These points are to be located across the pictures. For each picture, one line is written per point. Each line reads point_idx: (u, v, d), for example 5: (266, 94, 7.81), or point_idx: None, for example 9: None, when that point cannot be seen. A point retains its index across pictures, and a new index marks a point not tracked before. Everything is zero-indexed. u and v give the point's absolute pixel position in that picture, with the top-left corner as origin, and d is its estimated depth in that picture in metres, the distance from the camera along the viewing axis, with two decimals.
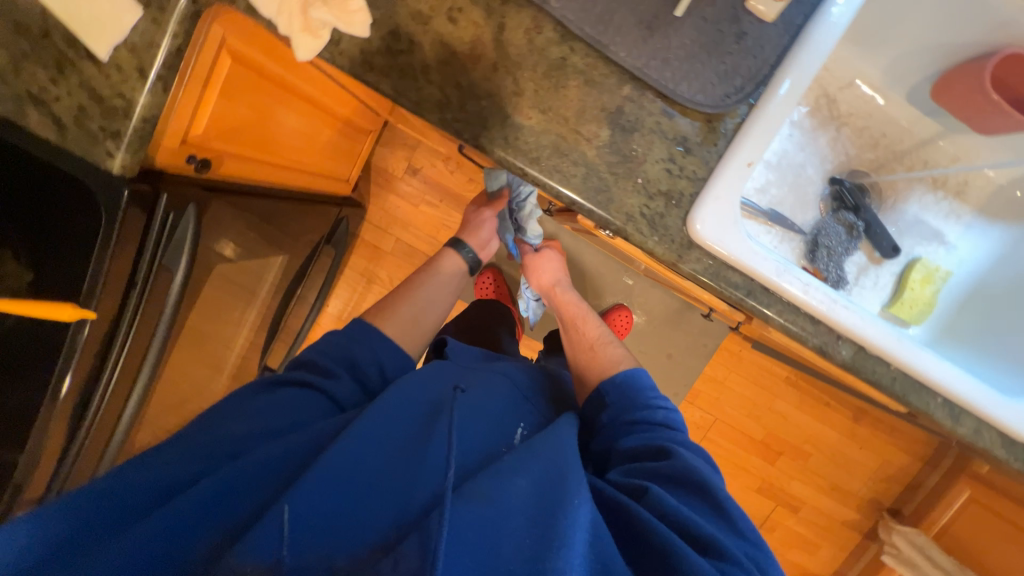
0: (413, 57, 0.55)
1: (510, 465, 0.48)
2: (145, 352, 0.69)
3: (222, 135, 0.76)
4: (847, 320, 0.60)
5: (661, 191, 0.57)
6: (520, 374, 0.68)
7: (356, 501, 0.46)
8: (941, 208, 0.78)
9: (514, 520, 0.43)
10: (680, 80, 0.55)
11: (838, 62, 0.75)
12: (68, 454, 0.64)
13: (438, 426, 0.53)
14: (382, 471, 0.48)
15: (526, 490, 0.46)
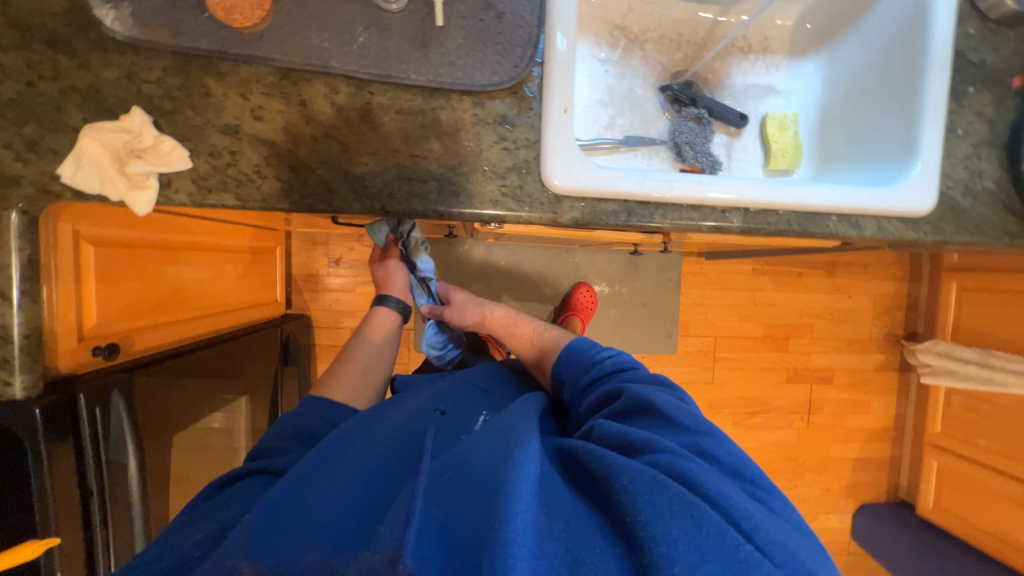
0: (240, 163, 0.58)
1: (466, 444, 0.55)
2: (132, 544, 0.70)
3: (121, 315, 0.77)
4: (701, 184, 0.65)
5: (510, 168, 0.62)
6: (474, 383, 0.78)
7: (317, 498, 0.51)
8: (760, 66, 0.86)
9: (468, 473, 0.50)
10: (472, 72, 0.60)
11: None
12: None
13: (401, 437, 0.60)
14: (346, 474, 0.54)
15: (479, 451, 0.53)
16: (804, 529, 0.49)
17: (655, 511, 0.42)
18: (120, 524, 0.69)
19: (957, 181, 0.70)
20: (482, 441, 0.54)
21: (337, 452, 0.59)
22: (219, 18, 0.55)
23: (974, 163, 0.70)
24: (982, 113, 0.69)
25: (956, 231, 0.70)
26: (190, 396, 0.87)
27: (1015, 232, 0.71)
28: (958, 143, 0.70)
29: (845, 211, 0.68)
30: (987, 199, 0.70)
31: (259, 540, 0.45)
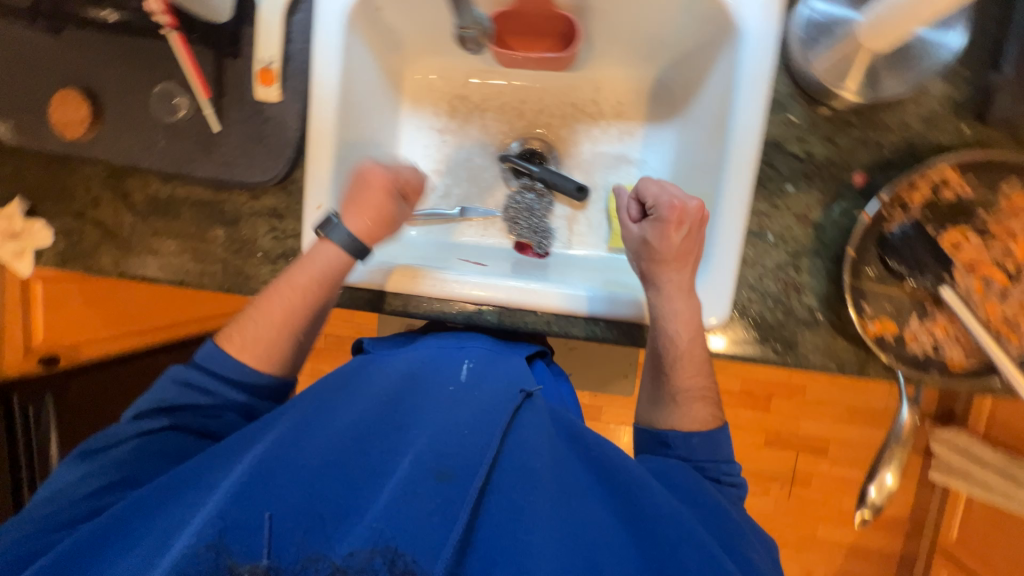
0: (85, 240, 0.74)
1: (457, 402, 0.54)
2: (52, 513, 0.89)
3: (69, 332, 1.01)
4: (456, 281, 0.67)
5: (279, 255, 0.69)
6: (454, 339, 0.67)
7: (295, 446, 0.50)
8: (612, 134, 0.79)
9: (466, 443, 0.50)
10: (244, 171, 0.67)
11: (438, 80, 0.81)
12: None
13: (381, 382, 0.58)
14: (319, 416, 0.53)
15: (476, 421, 0.52)
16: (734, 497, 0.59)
17: (663, 509, 0.49)
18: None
19: (762, 294, 0.59)
20: (503, 410, 0.53)
21: (312, 398, 0.56)
22: (59, 132, 0.69)
23: (788, 275, 0.59)
24: (804, 216, 0.58)
25: (759, 349, 0.60)
26: None
27: (845, 361, 0.59)
28: (766, 251, 0.59)
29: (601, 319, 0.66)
30: (809, 317, 0.59)
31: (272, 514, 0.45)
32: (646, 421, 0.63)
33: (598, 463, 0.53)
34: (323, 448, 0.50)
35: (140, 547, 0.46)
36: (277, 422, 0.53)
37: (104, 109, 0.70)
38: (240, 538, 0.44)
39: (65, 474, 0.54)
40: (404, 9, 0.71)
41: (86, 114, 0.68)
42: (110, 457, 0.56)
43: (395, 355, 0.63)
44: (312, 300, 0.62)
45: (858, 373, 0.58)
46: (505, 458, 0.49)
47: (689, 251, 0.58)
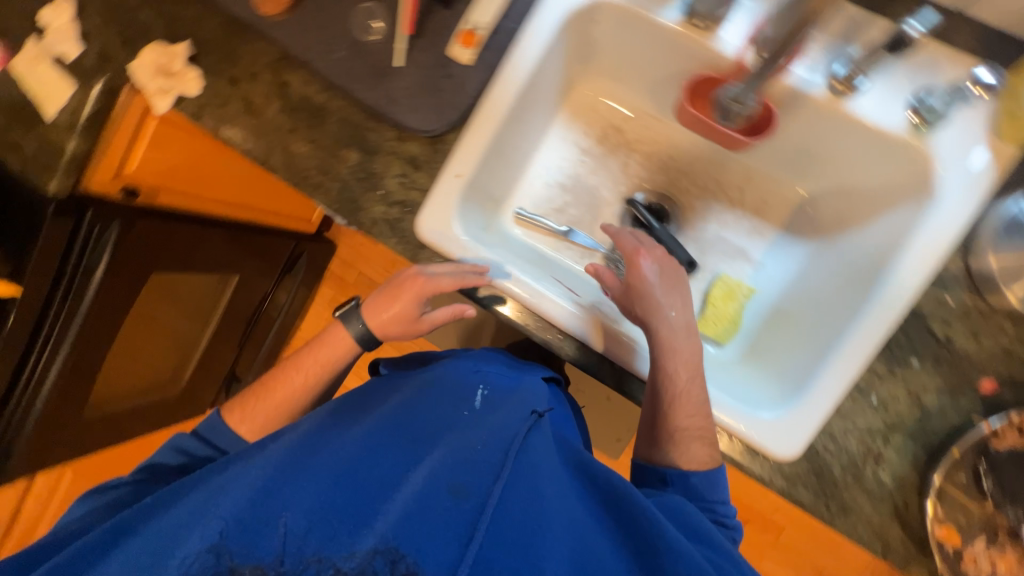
0: (226, 106, 0.75)
1: (470, 420, 0.56)
2: (71, 330, 0.91)
3: (157, 174, 1.02)
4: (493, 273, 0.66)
5: (398, 201, 0.69)
6: (472, 363, 0.69)
7: (300, 456, 0.53)
8: (741, 226, 0.79)
9: (481, 457, 0.49)
10: (405, 112, 0.68)
11: (606, 104, 0.81)
12: (16, 393, 0.90)
13: (398, 400, 0.62)
14: (330, 428, 0.57)
15: (489, 437, 0.52)
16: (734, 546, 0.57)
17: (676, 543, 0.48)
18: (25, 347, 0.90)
19: (841, 450, 0.58)
20: (518, 430, 0.54)
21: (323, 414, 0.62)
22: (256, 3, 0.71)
23: (871, 442, 0.57)
24: (918, 395, 0.57)
25: (815, 499, 0.58)
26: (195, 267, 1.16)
27: (893, 550, 0.57)
28: (862, 411, 0.57)
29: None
30: (878, 492, 0.57)
31: (281, 512, 0.46)
32: (643, 457, 0.63)
33: (607, 494, 0.54)
34: (330, 450, 0.52)
35: (134, 551, 0.49)
36: (288, 435, 0.58)
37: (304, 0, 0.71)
38: (241, 539, 0.45)
39: (71, 511, 0.62)
40: (620, 30, 0.69)
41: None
42: (107, 498, 0.62)
43: (410, 381, 0.68)
44: (312, 384, 0.71)
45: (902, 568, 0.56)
46: (515, 473, 0.48)
47: (674, 282, 0.64)
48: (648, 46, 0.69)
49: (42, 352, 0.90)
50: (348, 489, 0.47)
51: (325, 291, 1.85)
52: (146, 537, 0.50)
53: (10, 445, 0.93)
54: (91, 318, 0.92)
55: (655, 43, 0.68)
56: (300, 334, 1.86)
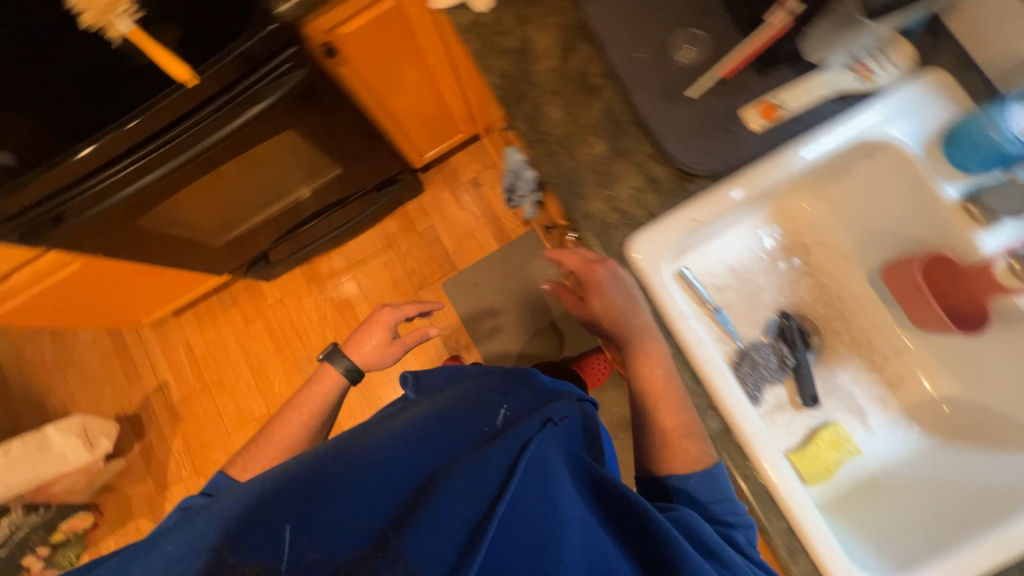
0: (503, 37, 0.75)
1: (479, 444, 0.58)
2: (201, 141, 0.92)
3: (356, 47, 1.00)
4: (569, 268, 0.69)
5: (620, 210, 0.69)
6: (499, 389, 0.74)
7: (311, 467, 0.58)
8: (871, 390, 0.81)
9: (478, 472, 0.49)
10: (674, 140, 0.68)
11: (806, 211, 0.84)
12: (114, 167, 0.89)
13: (418, 421, 0.66)
14: (349, 443, 0.63)
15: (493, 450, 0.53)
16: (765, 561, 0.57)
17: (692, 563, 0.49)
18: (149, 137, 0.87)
19: None
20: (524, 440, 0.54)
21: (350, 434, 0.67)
22: None
23: None
24: None
25: None
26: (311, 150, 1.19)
27: None
28: None
29: (772, 490, 0.63)
30: None
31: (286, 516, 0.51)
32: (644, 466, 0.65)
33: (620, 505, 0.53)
34: (344, 459, 0.58)
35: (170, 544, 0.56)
36: (310, 452, 0.64)
37: None
38: (243, 545, 0.50)
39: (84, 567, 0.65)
40: (883, 176, 0.75)
41: None
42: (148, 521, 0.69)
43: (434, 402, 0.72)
44: (307, 420, 0.86)
45: None
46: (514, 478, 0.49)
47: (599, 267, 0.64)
48: (899, 198, 0.75)
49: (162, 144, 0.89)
50: (346, 504, 0.51)
51: (389, 222, 1.81)
52: (177, 537, 0.56)
53: (78, 210, 0.94)
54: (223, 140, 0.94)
55: (908, 199, 0.74)
56: (343, 249, 1.81)
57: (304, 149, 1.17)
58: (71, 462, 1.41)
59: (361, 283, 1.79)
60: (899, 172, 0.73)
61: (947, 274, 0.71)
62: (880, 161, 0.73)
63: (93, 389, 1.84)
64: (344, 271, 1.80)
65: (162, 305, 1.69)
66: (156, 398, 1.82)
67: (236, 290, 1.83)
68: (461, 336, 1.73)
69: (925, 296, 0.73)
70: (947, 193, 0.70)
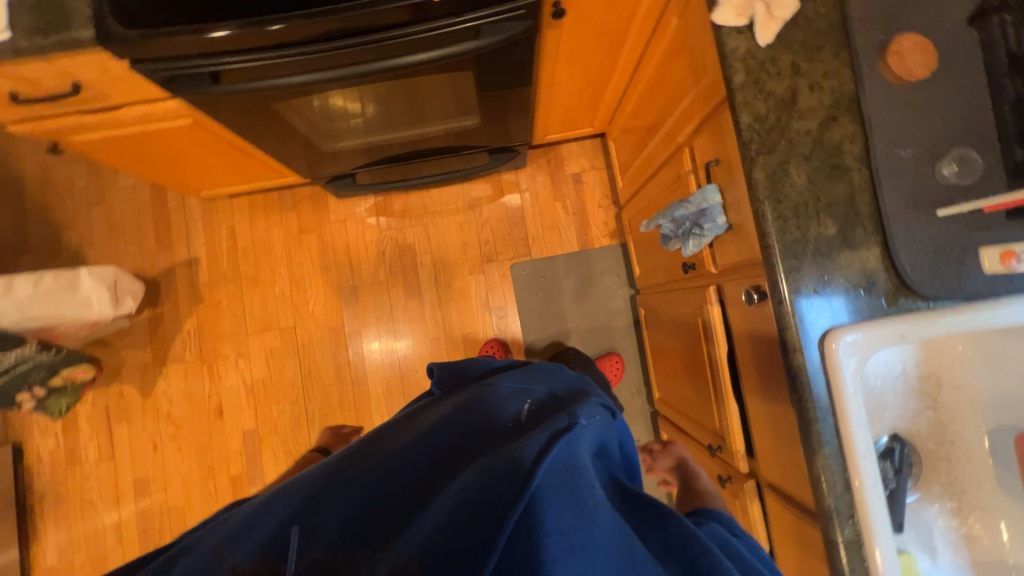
0: (769, 80, 0.71)
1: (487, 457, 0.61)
2: (398, 55, 0.86)
3: (574, 16, 0.94)
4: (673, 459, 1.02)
5: (829, 299, 0.68)
6: (518, 390, 0.80)
7: (336, 483, 0.64)
8: (950, 533, 0.84)
9: (489, 485, 0.56)
10: (908, 251, 0.67)
11: (958, 351, 0.84)
12: (298, 48, 0.82)
13: (439, 431, 0.71)
14: (374, 455, 0.69)
15: (499, 469, 0.58)
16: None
17: None
18: (344, 34, 0.81)
19: None
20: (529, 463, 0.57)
21: (380, 442, 0.73)
22: (886, 48, 0.69)
23: None
24: None
25: None
26: (465, 94, 1.13)
27: None
28: None
29: None
30: None
31: (309, 532, 0.57)
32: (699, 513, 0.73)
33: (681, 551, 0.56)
34: (366, 481, 0.63)
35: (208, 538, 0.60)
36: (338, 462, 0.70)
37: (915, 87, 0.69)
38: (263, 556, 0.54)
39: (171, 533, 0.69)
40: None
41: (914, 73, 0.68)
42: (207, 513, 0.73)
43: (459, 406, 0.77)
44: None
45: None
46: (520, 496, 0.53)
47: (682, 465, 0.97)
48: None
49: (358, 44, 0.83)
50: (368, 495, 0.61)
51: (478, 185, 1.74)
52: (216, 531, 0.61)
53: (239, 77, 0.87)
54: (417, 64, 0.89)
55: None
56: (423, 193, 1.74)
57: (465, 92, 1.12)
58: (95, 312, 1.34)
59: (430, 234, 1.73)
60: None
61: None
62: None
63: (118, 240, 1.72)
64: (418, 215, 1.74)
65: (225, 184, 1.59)
66: (181, 272, 1.72)
67: (300, 194, 1.74)
68: (511, 321, 1.70)
69: None
70: None
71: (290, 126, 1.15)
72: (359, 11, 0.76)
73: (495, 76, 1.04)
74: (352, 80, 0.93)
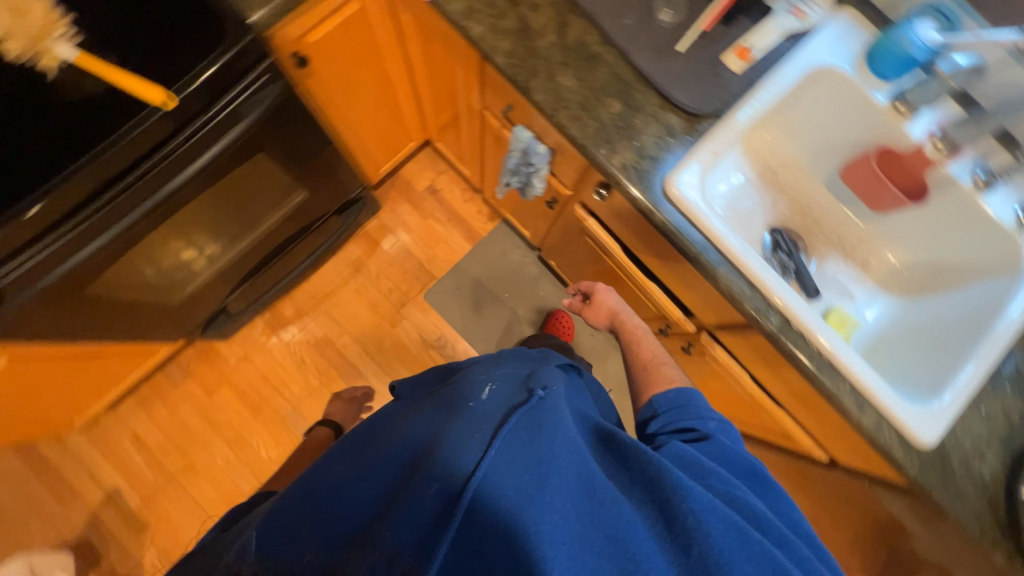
0: (500, 20, 0.78)
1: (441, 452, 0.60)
2: (173, 176, 0.83)
3: (322, 56, 0.96)
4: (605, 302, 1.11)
5: (649, 157, 0.77)
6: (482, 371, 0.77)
7: (299, 506, 0.62)
8: (851, 272, 0.99)
9: (443, 482, 0.56)
10: (678, 88, 0.78)
11: (767, 140, 0.99)
12: (63, 225, 0.76)
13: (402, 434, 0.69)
14: (339, 465, 0.68)
15: (456, 465, 0.57)
16: (779, 493, 0.69)
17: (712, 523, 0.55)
18: (105, 185, 0.77)
19: (958, 445, 0.75)
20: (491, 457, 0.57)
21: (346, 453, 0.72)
22: None
23: (980, 446, 0.75)
24: (1006, 415, 0.77)
25: (938, 482, 0.73)
26: (272, 174, 1.12)
27: (985, 532, 0.72)
28: (974, 418, 0.76)
29: (832, 358, 0.74)
30: (979, 483, 0.73)
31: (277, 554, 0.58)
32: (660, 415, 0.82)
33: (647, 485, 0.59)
34: (327, 494, 0.62)
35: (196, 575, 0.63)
36: (308, 475, 0.69)
37: None
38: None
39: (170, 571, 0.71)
40: (823, 94, 0.89)
41: None
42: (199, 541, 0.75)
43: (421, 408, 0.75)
44: None
45: (989, 547, 0.71)
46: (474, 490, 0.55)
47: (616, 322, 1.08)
48: (837, 113, 0.91)
49: (126, 187, 0.79)
50: (335, 509, 0.60)
51: (351, 247, 1.72)
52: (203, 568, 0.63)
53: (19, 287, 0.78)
54: (198, 173, 0.86)
55: (845, 112, 0.90)
56: (305, 285, 1.68)
57: (270, 172, 1.10)
58: None
59: (336, 316, 1.67)
60: (836, 91, 0.88)
61: (891, 163, 0.89)
62: (820, 84, 0.88)
63: (12, 529, 1.46)
64: (314, 308, 1.67)
65: (97, 397, 1.42)
66: (105, 513, 1.50)
67: (186, 360, 1.59)
68: (456, 344, 1.69)
69: (882, 184, 0.89)
70: (877, 101, 0.86)
71: (123, 305, 1.06)
72: (100, 157, 0.72)
73: (287, 144, 1.04)
74: (146, 225, 0.88)
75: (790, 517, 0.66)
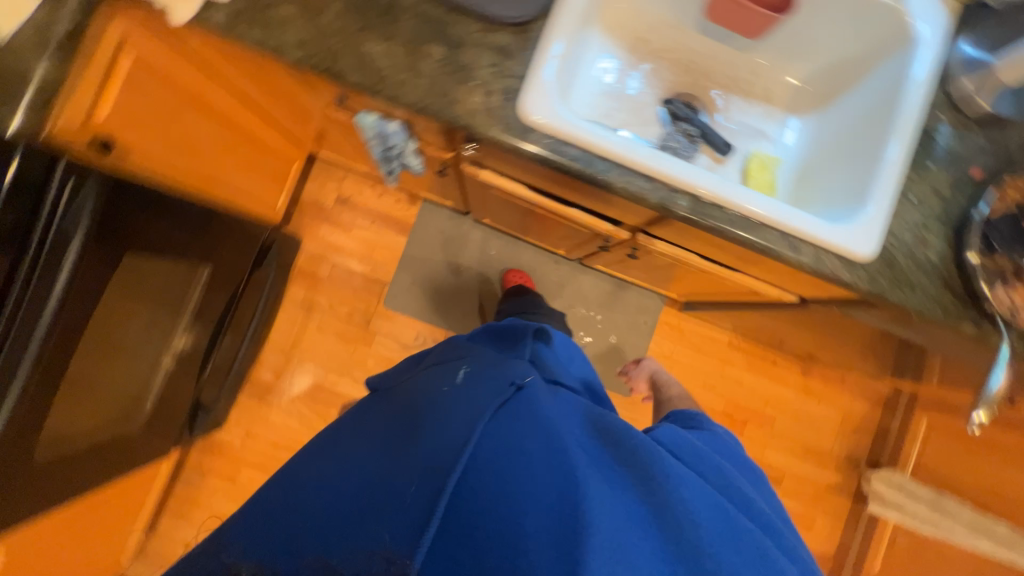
0: (273, 11, 0.68)
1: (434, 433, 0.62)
2: (36, 330, 0.70)
3: (128, 127, 0.86)
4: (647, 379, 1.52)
5: (493, 90, 0.70)
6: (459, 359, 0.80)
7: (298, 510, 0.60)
8: (757, 110, 0.94)
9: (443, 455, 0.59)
10: (491, 1, 0.69)
11: (623, 9, 0.91)
12: None
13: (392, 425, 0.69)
14: (332, 464, 0.66)
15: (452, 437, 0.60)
16: (764, 482, 0.78)
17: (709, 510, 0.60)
18: None
19: (900, 241, 0.73)
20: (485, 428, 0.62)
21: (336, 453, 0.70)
22: None
23: (922, 233, 0.74)
24: (937, 190, 0.75)
25: (890, 286, 0.72)
26: (162, 268, 1.00)
27: (950, 311, 0.72)
28: (909, 209, 0.74)
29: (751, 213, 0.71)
30: (929, 269, 0.73)
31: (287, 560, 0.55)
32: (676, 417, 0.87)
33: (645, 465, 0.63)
34: (327, 494, 0.60)
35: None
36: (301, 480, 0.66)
37: None
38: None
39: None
40: None
41: None
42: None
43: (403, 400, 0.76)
44: None
45: (960, 323, 0.72)
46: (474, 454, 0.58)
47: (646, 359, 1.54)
48: None
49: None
50: (335, 506, 0.58)
51: (293, 291, 1.66)
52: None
53: None
54: (64, 310, 0.73)
55: None
56: (269, 345, 1.64)
57: (157, 265, 0.98)
58: None
59: (313, 361, 1.65)
60: None
61: None
62: None
63: None
64: (289, 363, 1.64)
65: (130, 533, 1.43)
66: None
67: (197, 461, 1.60)
68: (436, 334, 1.68)
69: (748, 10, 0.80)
70: None
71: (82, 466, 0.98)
72: None
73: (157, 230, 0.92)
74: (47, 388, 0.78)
75: (780, 512, 0.73)
